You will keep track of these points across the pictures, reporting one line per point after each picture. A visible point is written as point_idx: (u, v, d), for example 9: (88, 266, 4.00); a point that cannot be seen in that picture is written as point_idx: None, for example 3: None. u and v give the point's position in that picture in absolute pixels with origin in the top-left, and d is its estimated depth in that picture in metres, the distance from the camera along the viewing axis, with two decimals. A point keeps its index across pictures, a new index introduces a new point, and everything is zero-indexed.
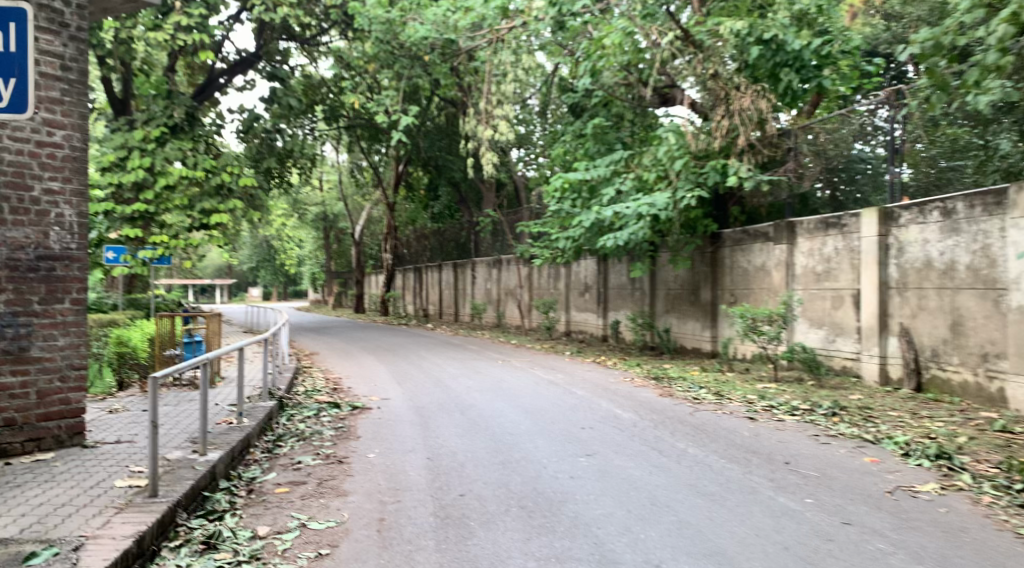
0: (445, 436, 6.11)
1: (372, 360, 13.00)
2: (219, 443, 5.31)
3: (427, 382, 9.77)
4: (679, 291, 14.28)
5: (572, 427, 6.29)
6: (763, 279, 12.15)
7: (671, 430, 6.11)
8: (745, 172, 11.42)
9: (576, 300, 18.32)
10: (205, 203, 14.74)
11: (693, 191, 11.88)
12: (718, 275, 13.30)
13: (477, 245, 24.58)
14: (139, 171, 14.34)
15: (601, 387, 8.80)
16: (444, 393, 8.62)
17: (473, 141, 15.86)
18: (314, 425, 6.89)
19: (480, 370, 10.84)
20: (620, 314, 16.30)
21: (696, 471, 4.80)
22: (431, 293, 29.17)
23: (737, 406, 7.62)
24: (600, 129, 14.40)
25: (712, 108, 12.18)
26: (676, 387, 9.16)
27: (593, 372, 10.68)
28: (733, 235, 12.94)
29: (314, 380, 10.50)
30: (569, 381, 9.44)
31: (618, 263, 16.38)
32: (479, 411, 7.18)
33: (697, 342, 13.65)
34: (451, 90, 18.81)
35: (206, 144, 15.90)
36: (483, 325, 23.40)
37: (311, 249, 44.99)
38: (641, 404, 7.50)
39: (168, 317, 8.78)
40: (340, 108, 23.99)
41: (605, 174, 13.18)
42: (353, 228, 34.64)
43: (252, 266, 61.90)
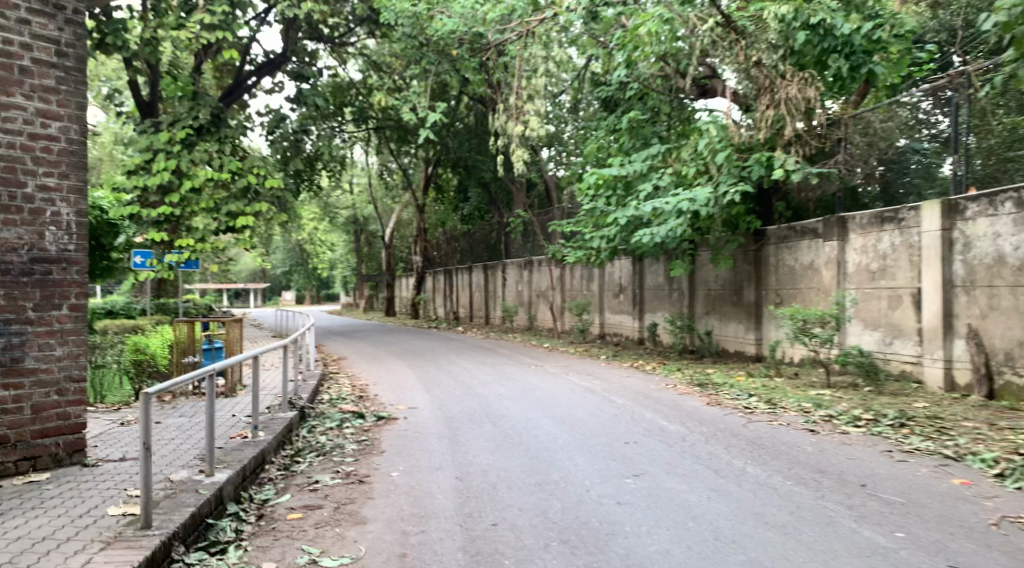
0: (475, 451, 5.60)
1: (400, 365, 12.59)
2: (229, 461, 4.87)
3: (457, 389, 9.29)
4: (721, 291, 13.60)
5: (614, 442, 5.73)
6: (811, 278, 11.42)
7: (726, 446, 5.50)
8: (793, 164, 10.73)
9: (610, 301, 17.74)
10: (231, 205, 14.55)
11: (735, 186, 11.23)
12: (762, 274, 12.60)
13: (508, 246, 24.10)
14: (165, 174, 14.19)
15: (641, 395, 8.23)
16: (474, 401, 8.14)
17: (502, 137, 15.39)
18: (336, 438, 6.44)
19: (512, 376, 10.32)
20: (657, 316, 15.64)
21: (761, 497, 4.20)
22: (462, 295, 28.76)
23: (794, 417, 6.96)
24: (636, 123, 13.81)
25: (756, 97, 11.50)
26: (723, 394, 8.54)
27: (631, 378, 10.09)
28: (778, 232, 12.23)
29: (340, 387, 10.09)
30: (606, 387, 8.87)
31: (654, 263, 15.77)
32: (512, 422, 6.67)
33: (740, 345, 12.96)
34: (480, 87, 18.40)
35: (233, 145, 15.69)
36: (515, 327, 22.90)
37: (343, 252, 45.00)
38: (687, 415, 6.91)
39: (186, 322, 8.43)
40: (369, 109, 23.78)
41: (640, 170, 12.60)
42: (383, 230, 34.45)
43: (285, 270, 62.33)
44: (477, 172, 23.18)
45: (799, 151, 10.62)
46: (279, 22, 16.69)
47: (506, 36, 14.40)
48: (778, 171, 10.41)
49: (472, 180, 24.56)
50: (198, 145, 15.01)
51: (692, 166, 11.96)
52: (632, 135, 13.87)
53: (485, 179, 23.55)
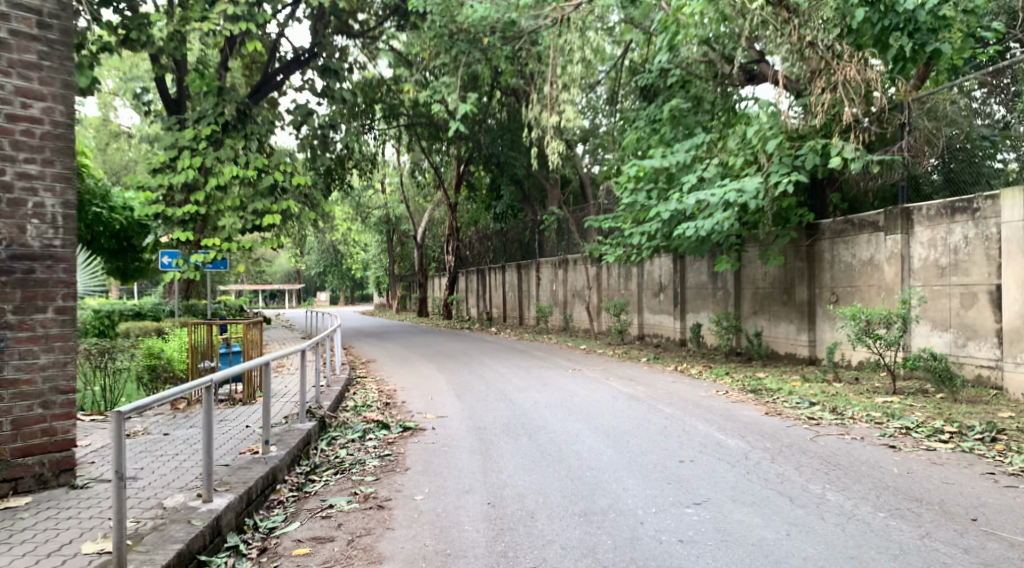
0: (509, 471, 4.98)
1: (430, 368, 12.04)
2: (232, 483, 4.33)
3: (490, 395, 8.66)
4: (770, 290, 12.76)
5: (667, 460, 5.06)
6: (871, 276, 10.52)
7: (798, 467, 4.76)
8: (851, 152, 9.85)
9: (649, 301, 17.00)
10: (258, 203, 14.18)
11: (787, 176, 10.41)
12: (816, 271, 11.73)
13: (542, 245, 23.41)
14: (189, 172, 13.92)
15: (690, 404, 7.54)
16: (509, 410, 7.52)
17: (535, 129, 14.77)
18: (357, 453, 5.88)
19: (547, 382, 9.66)
20: (701, 316, 14.85)
21: (852, 534, 3.49)
22: (495, 295, 28.18)
23: (868, 429, 6.15)
24: (677, 111, 12.99)
25: (808, 82, 10.68)
26: (780, 401, 7.79)
27: (676, 383, 9.37)
28: (833, 226, 11.34)
29: (367, 392, 9.57)
30: (652, 395, 8.17)
31: (697, 260, 15.00)
32: (550, 435, 6.03)
33: (791, 346, 12.13)
34: (512, 78, 17.80)
35: (260, 142, 15.32)
36: (550, 328, 22.24)
37: (376, 252, 44.78)
38: (745, 427, 6.19)
39: (204, 325, 8.00)
40: (399, 107, 23.39)
41: (681, 161, 11.86)
42: (415, 229, 34.07)
43: (320, 271, 62.52)
44: (508, 169, 22.57)
45: (858, 139, 9.78)
46: (308, 16, 16.35)
47: (539, 23, 13.80)
48: (832, 159, 9.59)
49: (504, 178, 23.97)
50: (224, 141, 14.68)
51: (741, 155, 11.19)
52: (673, 125, 13.07)
53: (517, 176, 22.94)
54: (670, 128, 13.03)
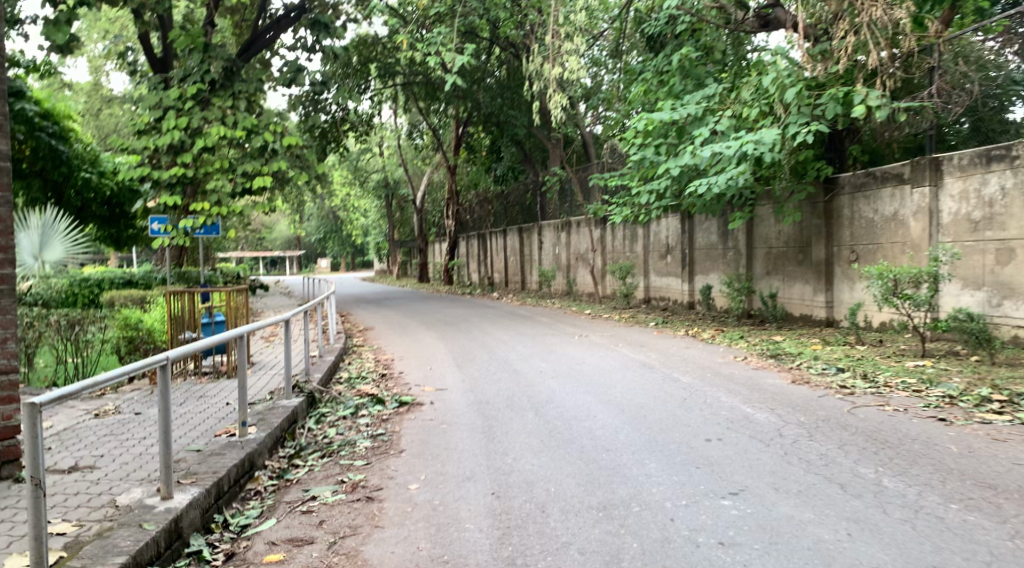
0: (515, 453, 4.46)
1: (430, 336, 11.54)
2: (198, 475, 3.79)
3: (492, 365, 8.13)
4: (784, 249, 12.13)
5: (691, 439, 4.52)
6: (894, 232, 9.84)
7: (841, 447, 4.20)
8: (878, 99, 9.10)
9: (656, 263, 16.42)
10: (247, 165, 13.52)
11: (808, 126, 9.69)
12: (834, 229, 11.06)
13: (544, 207, 22.72)
14: (174, 133, 13.17)
15: (708, 372, 7.01)
16: (512, 381, 6.99)
17: (537, 83, 14.02)
18: (346, 432, 5.35)
19: (552, 349, 9.13)
20: (711, 278, 14.26)
21: (924, 534, 2.95)
22: (496, 260, 27.57)
23: (909, 400, 5.55)
24: (688, 61, 12.23)
25: (829, 23, 9.92)
26: (805, 368, 7.23)
27: (690, 349, 8.83)
28: (853, 180, 10.63)
29: (362, 363, 9.03)
30: (665, 362, 7.63)
31: (706, 220, 14.37)
32: (559, 411, 5.50)
33: (807, 308, 11.56)
34: (511, 31, 16.96)
35: (248, 101, 14.59)
36: (553, 293, 21.69)
37: (376, 218, 44.06)
38: (773, 398, 5.64)
39: (184, 293, 7.42)
40: (395, 65, 22.53)
41: (692, 113, 11.14)
42: (414, 194, 33.32)
43: (319, 237, 61.86)
44: (508, 128, 21.79)
45: (885, 85, 9.03)
46: None
47: None
48: (857, 107, 8.86)
49: (505, 138, 23.16)
50: (210, 101, 13.95)
51: (756, 106, 10.49)
52: (682, 75, 12.32)
53: (518, 136, 22.17)
54: (680, 78, 12.29)
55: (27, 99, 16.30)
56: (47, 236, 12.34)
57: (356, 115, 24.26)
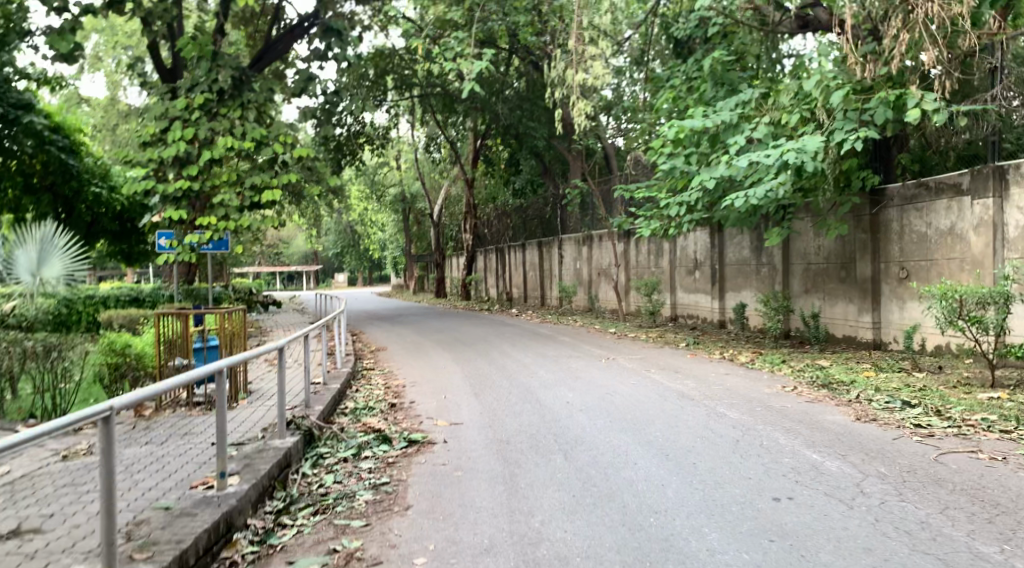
0: (544, 514, 3.75)
1: (445, 358, 10.85)
2: (153, 552, 3.09)
3: (513, 394, 7.43)
4: (825, 266, 11.30)
5: (755, 496, 3.79)
6: (951, 248, 8.96)
7: (945, 512, 3.43)
8: (935, 102, 8.27)
9: (683, 279, 15.65)
10: (256, 178, 13.02)
11: (855, 132, 8.89)
12: (881, 244, 10.20)
13: (564, 220, 22.00)
14: (180, 144, 12.63)
15: (757, 406, 6.24)
16: (536, 416, 6.28)
17: (558, 90, 13.37)
18: (346, 482, 4.65)
19: (578, 375, 8.41)
20: (744, 296, 13.45)
21: None
22: (515, 275, 26.88)
23: (1003, 445, 4.72)
24: (720, 65, 11.50)
25: (879, 20, 9.09)
26: (865, 401, 6.41)
27: (731, 375, 8.05)
28: (903, 191, 9.77)
29: (372, 390, 8.37)
30: (706, 393, 6.88)
31: (737, 234, 13.60)
32: (592, 457, 4.78)
33: (851, 329, 10.71)
34: (531, 37, 16.37)
35: (258, 112, 14.09)
36: (573, 309, 20.95)
37: (393, 232, 43.64)
38: (840, 441, 4.86)
39: (179, 315, 6.93)
40: (412, 77, 22.02)
41: (727, 120, 10.36)
42: (432, 208, 32.82)
43: (337, 251, 61.66)
44: (527, 140, 21.14)
45: (942, 86, 8.21)
46: None
47: None
48: (912, 111, 8.04)
49: (524, 150, 22.57)
50: (219, 112, 13.43)
51: (796, 112, 9.72)
52: (714, 80, 11.57)
53: (536, 148, 21.54)
54: (711, 83, 11.55)
55: (37, 112, 15.98)
56: (47, 253, 11.95)
57: (372, 128, 23.78)
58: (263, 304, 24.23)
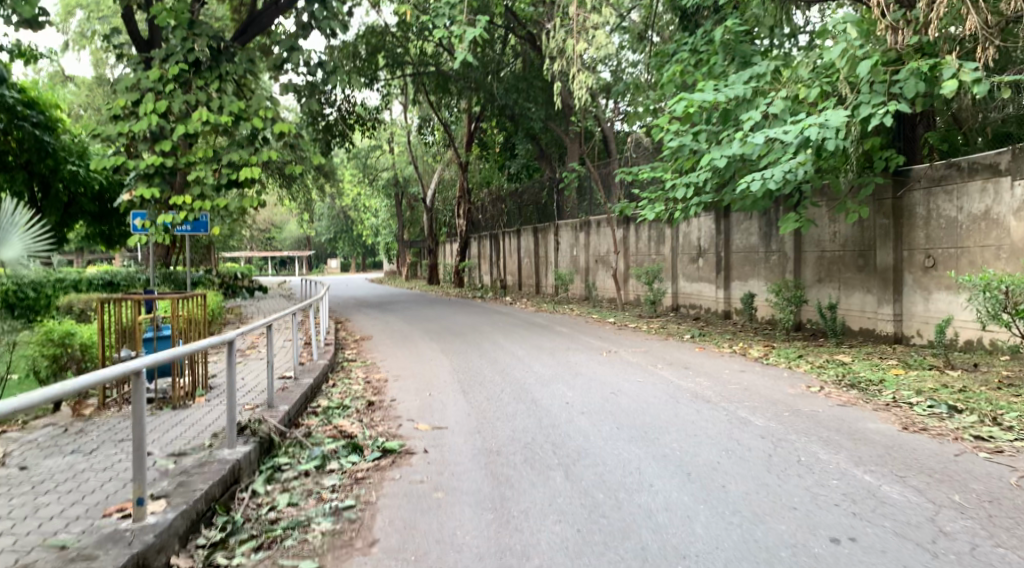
0: (543, 558, 3.01)
1: (432, 349, 10.09)
2: None
3: (505, 393, 6.65)
4: (840, 253, 10.50)
5: (808, 537, 3.05)
6: (985, 234, 8.10)
7: None
8: (975, 71, 7.30)
9: (685, 267, 14.89)
10: (233, 155, 12.07)
11: (884, 106, 8.00)
12: (903, 230, 9.34)
13: (560, 205, 21.19)
14: (152, 118, 11.72)
15: (783, 410, 5.47)
16: (532, 421, 5.51)
17: (559, 64, 12.49)
18: (298, 509, 3.87)
19: (576, 371, 7.63)
20: (752, 285, 12.68)
21: None
22: (509, 262, 26.06)
23: None
24: (731, 36, 10.65)
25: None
26: (905, 405, 5.60)
27: (746, 373, 7.25)
28: (930, 172, 8.87)
29: (349, 387, 7.59)
30: (722, 394, 6.08)
31: (745, 219, 12.82)
32: (599, 475, 4.04)
33: (869, 322, 9.91)
34: (529, 8, 15.44)
35: (237, 85, 13.17)
36: (570, 297, 20.19)
37: (386, 217, 42.80)
38: (893, 460, 4.10)
39: (128, 300, 6.20)
40: (405, 55, 21.10)
41: (740, 94, 9.51)
42: (425, 192, 31.94)
43: (330, 237, 60.79)
44: (523, 122, 20.26)
45: (983, 54, 7.22)
46: None
47: None
48: (949, 82, 7.09)
49: (520, 132, 21.68)
50: (195, 84, 12.53)
51: (816, 85, 8.88)
52: (725, 52, 10.73)
53: (533, 131, 20.71)
54: (722, 56, 10.71)
55: (7, 86, 15.05)
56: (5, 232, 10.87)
57: (363, 108, 22.85)
58: (249, 289, 23.39)
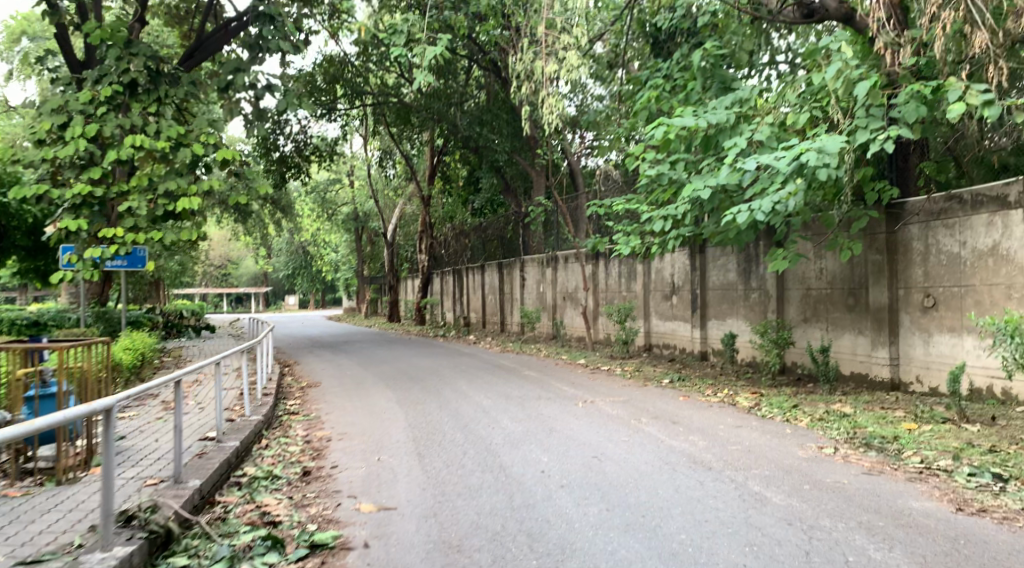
0: None
1: (386, 398, 9.05)
2: None
3: (467, 457, 5.66)
4: (828, 291, 9.79)
5: None
6: (991, 272, 7.45)
7: None
8: (985, 92, 6.67)
9: (659, 305, 14.10)
10: (170, 182, 10.71)
11: (883, 132, 7.35)
12: (898, 267, 8.66)
13: (526, 241, 20.38)
14: (80, 142, 10.31)
15: (801, 482, 4.56)
16: (500, 499, 4.54)
17: (527, 89, 11.69)
18: None
19: (548, 426, 6.67)
20: (731, 325, 11.92)
21: None
22: (473, 299, 25.07)
23: None
24: (710, 60, 9.98)
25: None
26: (941, 473, 4.72)
27: (744, 430, 6.36)
28: (927, 205, 8.23)
29: (284, 450, 6.50)
30: (725, 460, 5.16)
31: (722, 254, 12.11)
32: None
33: (862, 366, 9.16)
34: (495, 32, 14.71)
35: (177, 108, 12.08)
36: (536, 336, 19.25)
37: (346, 252, 41.49)
38: (970, 565, 3.20)
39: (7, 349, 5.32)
40: (365, 85, 20.19)
41: (722, 120, 8.78)
42: (385, 227, 30.86)
43: (287, 272, 59.07)
44: (487, 154, 19.45)
45: (993, 73, 6.57)
46: None
47: None
48: (958, 105, 6.40)
49: (484, 165, 20.90)
50: (130, 107, 11.20)
51: (805, 111, 8.24)
52: (703, 78, 10.05)
53: (497, 163, 19.93)
54: (700, 81, 10.02)
55: None
56: None
57: (321, 139, 21.83)
58: (196, 327, 21.99)
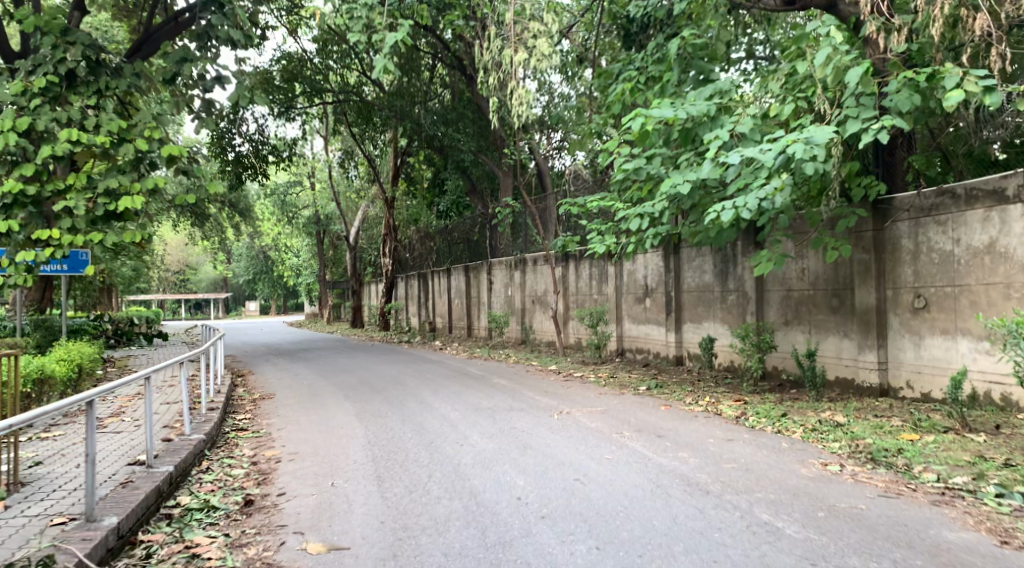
0: None
1: (345, 412, 8.33)
2: None
3: (432, 481, 5.00)
4: (811, 292, 9.36)
5: None
6: (987, 270, 7.07)
7: None
8: (984, 79, 6.28)
9: (631, 308, 13.60)
10: (111, 180, 9.31)
11: (875, 121, 6.92)
12: (886, 266, 8.25)
13: (493, 243, 19.77)
14: (8, 136, 8.87)
15: (814, 508, 4.01)
16: (472, 534, 3.90)
17: (495, 80, 11.07)
18: None
19: (523, 443, 6.03)
20: (708, 328, 11.45)
21: None
22: (438, 303, 24.38)
23: None
24: (687, 49, 9.48)
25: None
26: (966, 495, 4.21)
27: (736, 444, 5.80)
28: (917, 201, 7.84)
29: (225, 474, 5.75)
30: (723, 482, 4.59)
31: (698, 255, 11.65)
32: None
33: (848, 371, 8.73)
34: (460, 25, 14.10)
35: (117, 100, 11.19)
36: (504, 341, 18.66)
37: (308, 257, 40.40)
38: None
39: None
40: (325, 82, 19.37)
41: (702, 111, 8.26)
42: (348, 230, 29.99)
43: (248, 278, 57.51)
44: (453, 155, 18.79)
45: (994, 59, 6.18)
46: None
47: None
48: (958, 91, 5.99)
49: (449, 166, 20.24)
50: (69, 101, 9.88)
51: (791, 101, 7.78)
52: (680, 68, 9.54)
53: (463, 163, 19.29)
54: (676, 72, 9.53)
55: None
56: None
57: (279, 139, 20.93)
58: (147, 335, 20.90)
